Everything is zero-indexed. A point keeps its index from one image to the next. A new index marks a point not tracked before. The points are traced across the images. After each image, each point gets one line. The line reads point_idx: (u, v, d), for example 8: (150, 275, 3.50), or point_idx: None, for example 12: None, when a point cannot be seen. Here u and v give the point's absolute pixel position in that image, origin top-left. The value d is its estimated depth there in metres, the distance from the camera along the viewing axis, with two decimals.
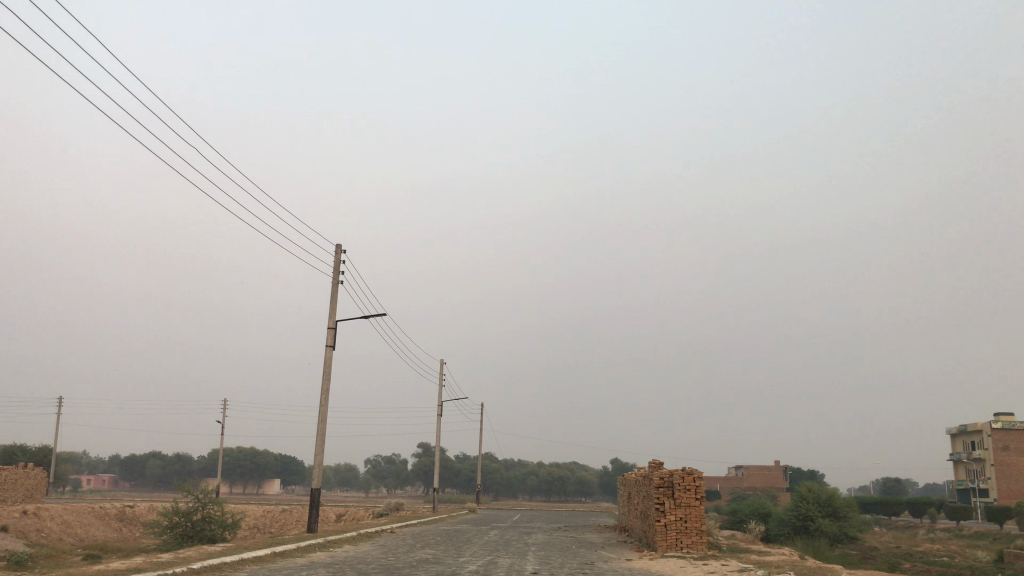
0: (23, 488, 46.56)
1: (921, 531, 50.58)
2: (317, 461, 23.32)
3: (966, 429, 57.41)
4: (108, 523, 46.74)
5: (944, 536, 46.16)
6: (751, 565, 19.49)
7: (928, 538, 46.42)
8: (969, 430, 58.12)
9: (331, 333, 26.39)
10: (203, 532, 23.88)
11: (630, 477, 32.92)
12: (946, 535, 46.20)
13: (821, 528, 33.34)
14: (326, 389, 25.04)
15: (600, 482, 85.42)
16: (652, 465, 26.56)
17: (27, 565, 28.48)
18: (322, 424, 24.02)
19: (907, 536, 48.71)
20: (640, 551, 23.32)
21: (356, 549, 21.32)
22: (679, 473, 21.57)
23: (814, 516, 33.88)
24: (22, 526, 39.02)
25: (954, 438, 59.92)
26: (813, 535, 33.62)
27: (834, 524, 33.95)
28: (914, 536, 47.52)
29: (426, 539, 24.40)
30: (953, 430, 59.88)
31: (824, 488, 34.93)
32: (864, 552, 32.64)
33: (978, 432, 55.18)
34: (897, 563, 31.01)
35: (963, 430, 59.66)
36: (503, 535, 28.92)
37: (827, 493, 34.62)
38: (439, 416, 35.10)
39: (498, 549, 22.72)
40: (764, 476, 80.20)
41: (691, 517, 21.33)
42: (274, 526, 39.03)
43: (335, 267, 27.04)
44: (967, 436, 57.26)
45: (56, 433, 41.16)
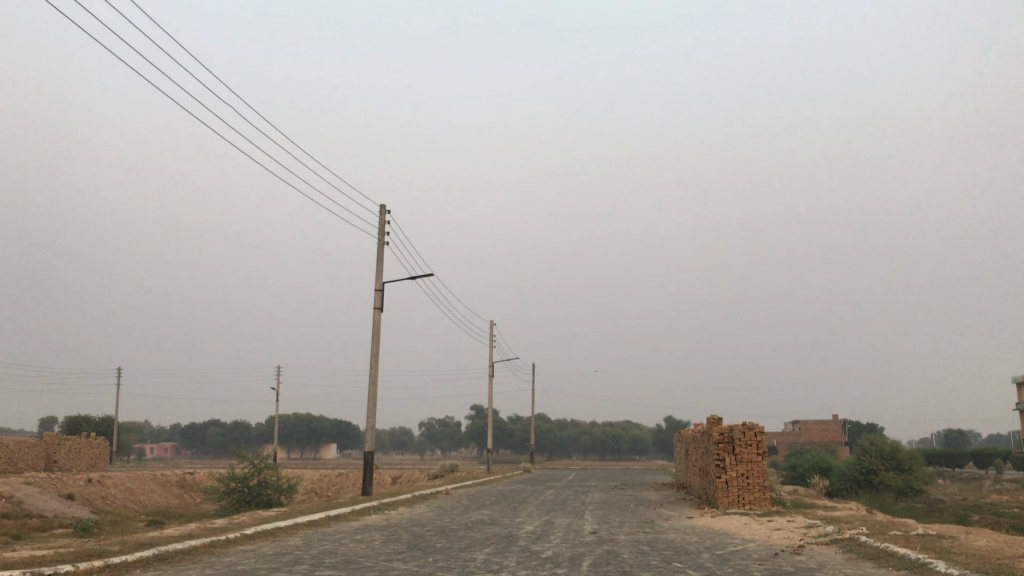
0: (87, 458, 47.68)
1: (987, 482, 49.02)
2: (369, 424, 22.95)
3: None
4: (170, 490, 47.68)
5: (1012, 487, 44.66)
6: (819, 520, 18.56)
7: (995, 489, 44.96)
8: None
9: (378, 295, 25.92)
10: (260, 497, 23.83)
11: (688, 434, 32.21)
12: (1015, 486, 44.69)
13: (884, 481, 32.29)
14: (376, 351, 24.61)
15: (654, 440, 84.93)
16: (711, 422, 25.79)
17: (93, 532, 28.89)
18: (372, 386, 23.64)
19: (973, 487, 47.30)
20: (701, 510, 22.62)
21: (410, 512, 20.98)
22: (739, 427, 20.80)
23: (878, 470, 32.81)
24: (88, 493, 39.84)
25: (1019, 387, 57.89)
26: (876, 489, 32.60)
27: (899, 478, 32.79)
28: (980, 488, 46.08)
29: (482, 500, 24.03)
30: (1018, 378, 57.83)
31: (887, 441, 33.80)
32: (930, 505, 31.55)
33: None
34: (965, 516, 29.88)
35: None
36: (558, 494, 28.46)
37: (890, 446, 33.50)
38: (492, 377, 34.63)
39: (555, 509, 22.22)
40: (822, 431, 78.73)
41: (753, 473, 20.53)
42: (332, 490, 39.23)
43: (380, 228, 26.57)
44: None
45: (117, 403, 42.19)
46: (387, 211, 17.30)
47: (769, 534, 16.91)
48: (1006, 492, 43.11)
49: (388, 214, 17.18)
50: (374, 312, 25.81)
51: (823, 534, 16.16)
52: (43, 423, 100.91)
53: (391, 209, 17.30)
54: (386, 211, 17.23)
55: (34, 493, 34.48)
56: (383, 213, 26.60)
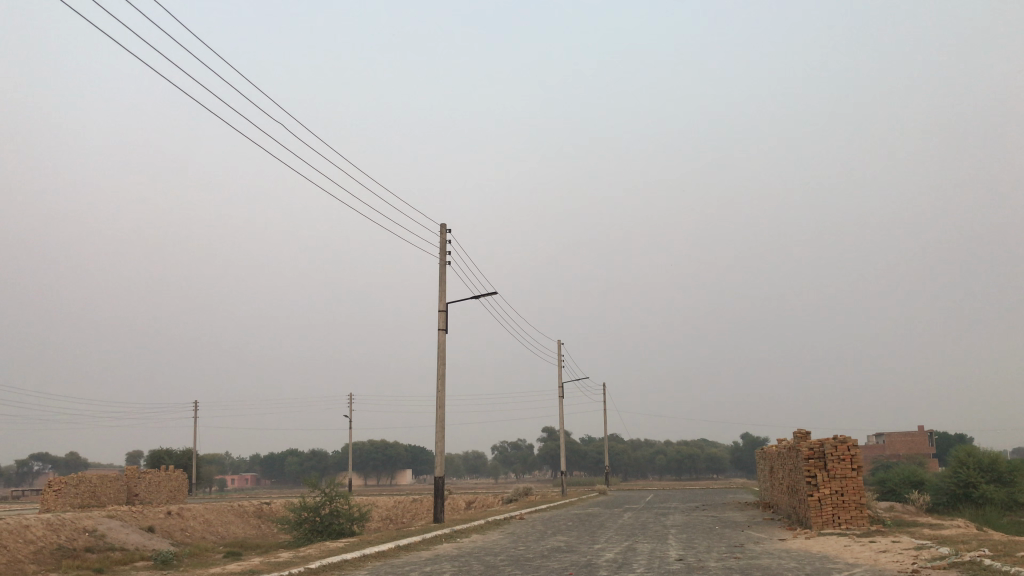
0: (166, 490, 47.96)
1: None
2: (438, 449, 22.12)
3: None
4: (247, 520, 47.65)
5: None
6: (929, 541, 16.83)
7: None
8: None
9: (443, 316, 25.16)
10: (333, 526, 23.13)
11: (772, 450, 30.54)
12: None
13: (986, 495, 29.93)
14: (443, 373, 23.82)
15: (732, 458, 82.26)
16: (798, 436, 24.21)
17: (172, 564, 28.62)
18: (440, 409, 22.81)
19: None
20: (794, 531, 21.04)
21: (483, 539, 20.00)
22: (831, 442, 19.26)
23: (978, 483, 30.39)
24: (167, 526, 39.94)
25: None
26: (978, 504, 30.21)
27: (1001, 490, 30.29)
28: None
29: (557, 525, 22.94)
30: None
31: (985, 451, 31.42)
32: None
33: None
34: None
35: None
36: (637, 517, 27.21)
37: (989, 457, 31.12)
38: (564, 397, 33.56)
39: (635, 534, 20.97)
40: (909, 443, 74.86)
41: (848, 490, 18.91)
42: (407, 516, 38.52)
43: (442, 247, 25.85)
44: None
45: (195, 435, 42.37)
46: (449, 229, 16.80)
47: (875, 557, 15.29)
48: None
49: (449, 232, 16.52)
50: (439, 333, 25.04)
51: (939, 557, 14.50)
52: (130, 457, 103.48)
53: (452, 229, 16.74)
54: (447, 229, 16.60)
55: (115, 526, 34.55)
56: (444, 233, 25.93)
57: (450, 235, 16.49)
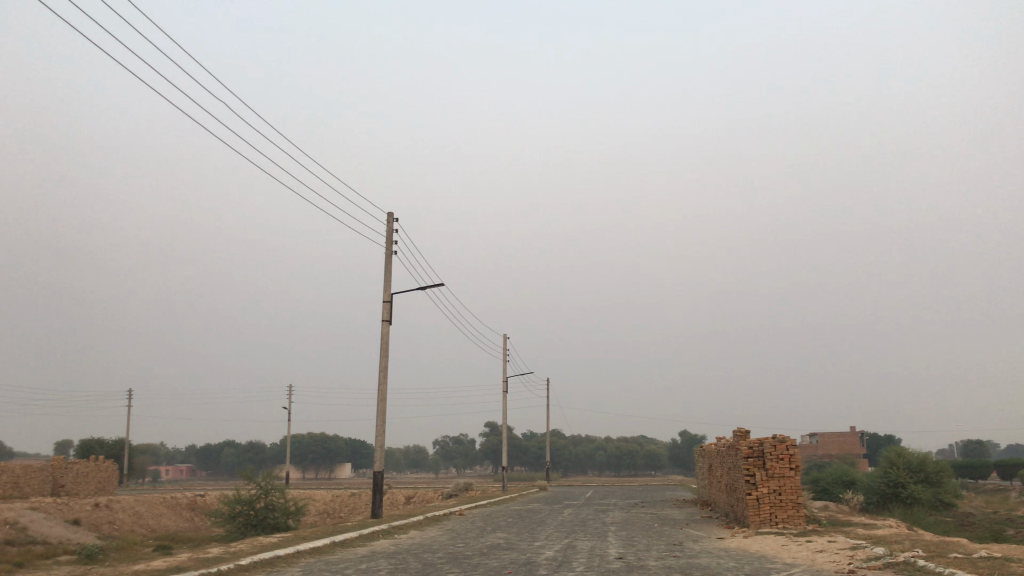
0: (94, 481, 46.43)
1: (1012, 494, 47.18)
2: (378, 443, 21.68)
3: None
4: (179, 513, 46.40)
5: None
6: (863, 541, 17.02)
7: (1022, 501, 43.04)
8: None
9: (387, 307, 24.70)
10: (267, 520, 22.49)
11: (712, 447, 30.80)
12: None
13: (913, 495, 30.65)
14: (385, 366, 23.38)
15: (670, 455, 83.23)
16: (738, 435, 24.39)
17: (98, 557, 27.53)
18: (381, 402, 22.37)
19: (999, 500, 45.47)
20: (733, 529, 21.19)
21: (421, 536, 19.63)
22: (770, 441, 19.37)
23: (906, 483, 31.14)
24: (94, 518, 38.56)
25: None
26: (906, 503, 30.93)
27: (928, 491, 31.05)
28: (1007, 501, 44.21)
29: (497, 522, 22.69)
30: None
31: (914, 452, 32.16)
32: (962, 519, 29.84)
33: None
34: (1001, 531, 28.18)
35: None
36: (577, 514, 27.14)
37: (918, 458, 31.86)
38: (507, 391, 33.32)
39: (575, 531, 20.84)
40: (840, 443, 76.72)
41: (786, 489, 19.07)
42: (345, 511, 37.89)
43: (387, 236, 25.38)
44: None
45: (127, 424, 40.87)
46: (394, 217, 16.37)
47: (812, 557, 15.38)
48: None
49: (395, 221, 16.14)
50: (382, 324, 24.58)
51: (874, 557, 14.65)
52: (58, 447, 100.26)
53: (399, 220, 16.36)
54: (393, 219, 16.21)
55: (38, 518, 33.17)
56: (390, 222, 25.49)
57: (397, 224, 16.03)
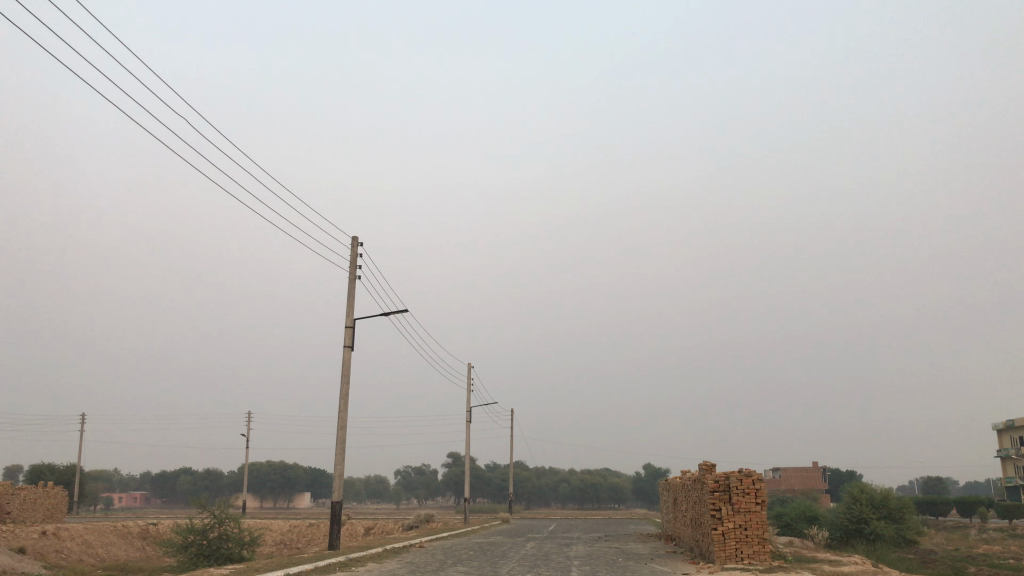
0: (42, 508, 44.77)
1: (972, 531, 47.35)
2: (337, 472, 21.04)
3: (1012, 423, 53.74)
4: (130, 542, 44.86)
5: (999, 536, 42.88)
6: None
7: (982, 539, 43.18)
8: (1017, 426, 54.51)
9: (348, 333, 24.17)
10: (220, 551, 21.64)
11: (676, 481, 30.47)
12: (1002, 535, 42.93)
13: (876, 531, 30.51)
14: (346, 392, 22.79)
15: (633, 488, 82.75)
16: (703, 469, 24.08)
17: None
18: (341, 430, 21.76)
19: (959, 537, 45.59)
20: (698, 564, 20.79)
21: (379, 569, 18.96)
22: (736, 475, 19.06)
23: (869, 519, 30.98)
24: (40, 547, 37.08)
25: (1000, 433, 56.29)
26: (869, 540, 30.76)
27: (891, 527, 30.94)
28: (967, 538, 44.34)
29: (458, 555, 22.05)
30: (999, 425, 56.29)
31: (877, 488, 32.09)
32: (924, 555, 29.73)
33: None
34: (962, 568, 28.10)
35: (1009, 425, 56.06)
36: (540, 547, 26.57)
37: (881, 494, 31.78)
38: (470, 421, 32.78)
39: (538, 565, 20.27)
40: (802, 478, 76.85)
41: (752, 524, 18.74)
42: (302, 542, 36.87)
43: (351, 261, 24.91)
44: (1015, 432, 53.50)
45: (79, 449, 39.55)
46: (358, 238, 15.94)
47: None
48: (995, 542, 41.27)
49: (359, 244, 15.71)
50: (343, 350, 24.01)
51: None
52: (7, 472, 97.15)
53: (363, 242, 15.94)
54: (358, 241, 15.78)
55: None
56: (354, 246, 25.03)
57: (360, 248, 15.55)
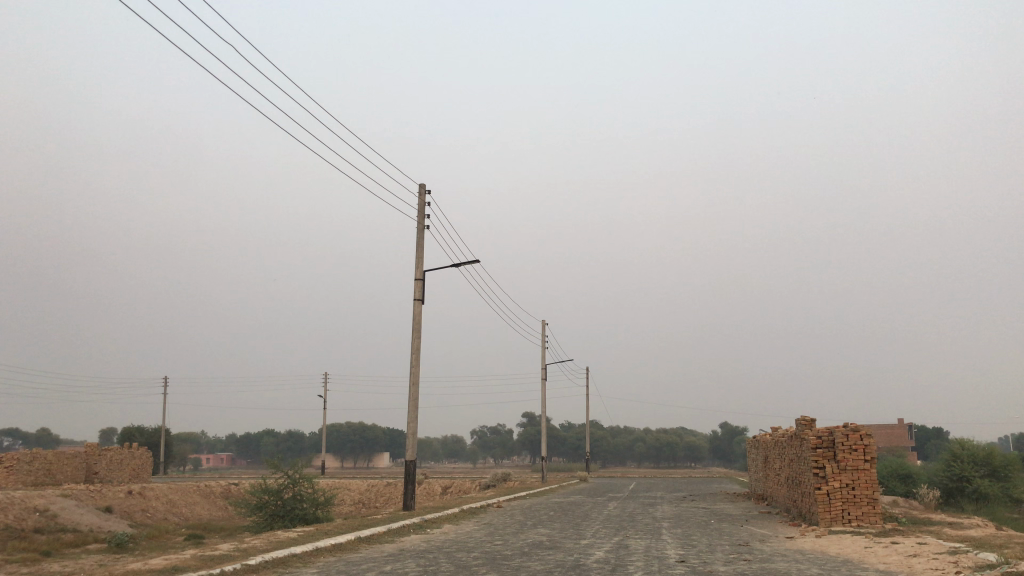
0: (128, 469, 45.32)
1: None
2: (410, 430, 19.85)
3: None
4: (214, 502, 45.26)
5: None
6: (961, 544, 14.62)
7: None
8: None
9: (418, 286, 22.87)
10: (295, 511, 20.71)
11: (768, 437, 28.47)
12: None
13: (980, 490, 27.95)
14: (417, 346, 21.59)
15: (710, 447, 80.85)
16: (804, 423, 22.15)
17: (127, 547, 26.01)
18: (413, 386, 20.55)
19: None
20: (803, 527, 18.85)
21: (456, 531, 17.71)
22: (841, 430, 17.06)
23: (971, 477, 28.40)
24: (127, 507, 37.26)
25: None
26: (970, 499, 28.24)
27: (996, 485, 28.35)
28: None
29: (538, 516, 20.80)
30: None
31: (980, 444, 29.43)
32: None
33: None
34: None
35: None
36: (624, 508, 25.12)
37: (984, 450, 29.18)
38: (546, 378, 31.43)
39: (624, 527, 18.81)
40: (888, 435, 73.40)
41: (860, 483, 16.71)
42: (380, 501, 36.33)
43: (419, 209, 23.58)
44: None
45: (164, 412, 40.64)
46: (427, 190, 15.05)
47: (908, 563, 13.01)
48: None
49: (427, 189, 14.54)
50: (414, 304, 22.71)
51: (987, 567, 12.00)
52: (103, 435, 100.61)
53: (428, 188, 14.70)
54: (426, 187, 14.63)
55: (69, 506, 31.74)
56: (422, 193, 23.63)
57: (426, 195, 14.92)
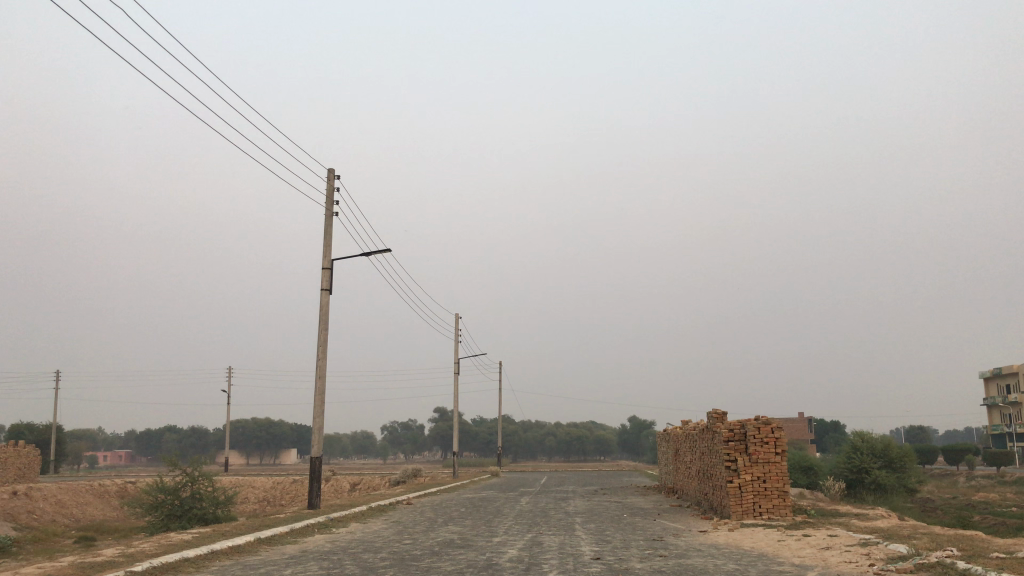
0: (13, 468, 42.49)
1: (959, 478, 46.71)
2: (316, 424, 18.95)
3: (1000, 371, 55.32)
4: (107, 502, 42.93)
5: (987, 483, 42.40)
6: (871, 536, 14.67)
7: (970, 486, 42.59)
8: (1004, 374, 55.87)
9: (326, 275, 21.95)
10: (193, 511, 19.47)
11: (678, 431, 28.61)
12: (989, 483, 42.48)
13: (878, 481, 28.61)
14: (324, 337, 20.66)
15: (619, 441, 81.80)
16: (715, 417, 22.14)
17: (10, 551, 24.18)
18: (320, 379, 19.64)
19: (948, 483, 44.87)
20: (715, 520, 18.76)
21: (363, 530, 16.92)
22: (753, 423, 16.98)
23: (870, 468, 29.04)
24: (11, 508, 34.87)
25: (987, 382, 57.53)
26: (868, 490, 28.89)
27: (893, 476, 29.06)
28: (955, 485, 43.70)
29: (449, 512, 20.19)
30: (986, 373, 57.49)
31: (878, 436, 30.13)
32: (926, 507, 28.08)
33: (1014, 374, 53.30)
34: (969, 517, 26.58)
35: (996, 372, 57.13)
36: (536, 503, 24.73)
37: (882, 441, 29.85)
38: (458, 371, 30.82)
39: (536, 523, 18.37)
40: (790, 429, 75.52)
41: (771, 476, 16.64)
42: (286, 499, 35.03)
43: (328, 195, 22.59)
44: (1002, 379, 55.20)
45: (53, 409, 36.86)
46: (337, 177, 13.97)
47: (823, 557, 12.90)
48: (985, 489, 40.61)
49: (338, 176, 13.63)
50: (321, 294, 21.77)
51: (899, 559, 11.91)
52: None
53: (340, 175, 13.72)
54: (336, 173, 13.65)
55: None
56: (331, 178, 22.64)
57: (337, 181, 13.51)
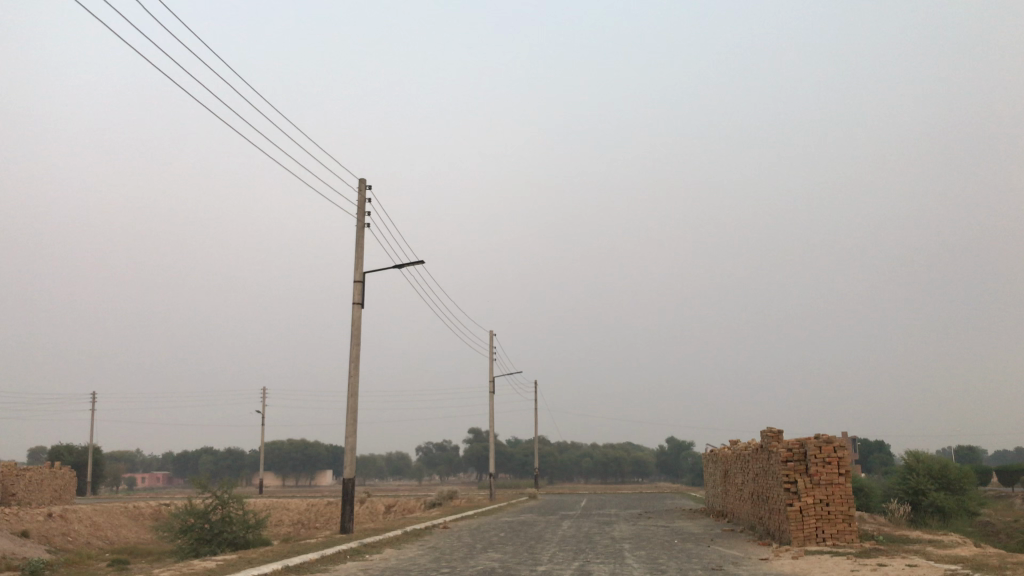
0: (50, 490, 42.04)
1: (1018, 501, 44.10)
2: (348, 444, 17.93)
3: None
4: (142, 524, 42.35)
5: None
6: (956, 566, 13.12)
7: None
8: None
9: (358, 288, 21.03)
10: (222, 535, 18.44)
11: (727, 452, 27.22)
12: None
13: (936, 503, 26.75)
14: (356, 352, 19.68)
15: (657, 462, 79.74)
16: (769, 435, 20.71)
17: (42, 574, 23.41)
18: (352, 397, 18.62)
19: (1007, 507, 42.36)
20: (774, 546, 17.30)
21: (399, 557, 15.79)
22: (813, 441, 15.54)
23: (927, 490, 27.20)
24: (46, 530, 34.21)
25: None
26: (926, 513, 27.02)
27: (952, 498, 27.15)
28: (1015, 508, 41.19)
29: (488, 537, 18.97)
30: None
31: (936, 458, 28.28)
32: (991, 532, 26.12)
33: None
34: None
35: None
36: (578, 527, 23.39)
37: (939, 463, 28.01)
38: (495, 388, 29.67)
39: (583, 549, 17.11)
40: None
41: (835, 498, 15.15)
42: (321, 521, 34.06)
43: (359, 205, 21.68)
44: None
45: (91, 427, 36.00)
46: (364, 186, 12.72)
47: None
48: None
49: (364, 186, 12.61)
50: (353, 308, 20.81)
51: None
52: (33, 454, 95.55)
53: (368, 183, 12.75)
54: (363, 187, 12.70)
55: None
56: (362, 188, 21.73)
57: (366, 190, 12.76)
